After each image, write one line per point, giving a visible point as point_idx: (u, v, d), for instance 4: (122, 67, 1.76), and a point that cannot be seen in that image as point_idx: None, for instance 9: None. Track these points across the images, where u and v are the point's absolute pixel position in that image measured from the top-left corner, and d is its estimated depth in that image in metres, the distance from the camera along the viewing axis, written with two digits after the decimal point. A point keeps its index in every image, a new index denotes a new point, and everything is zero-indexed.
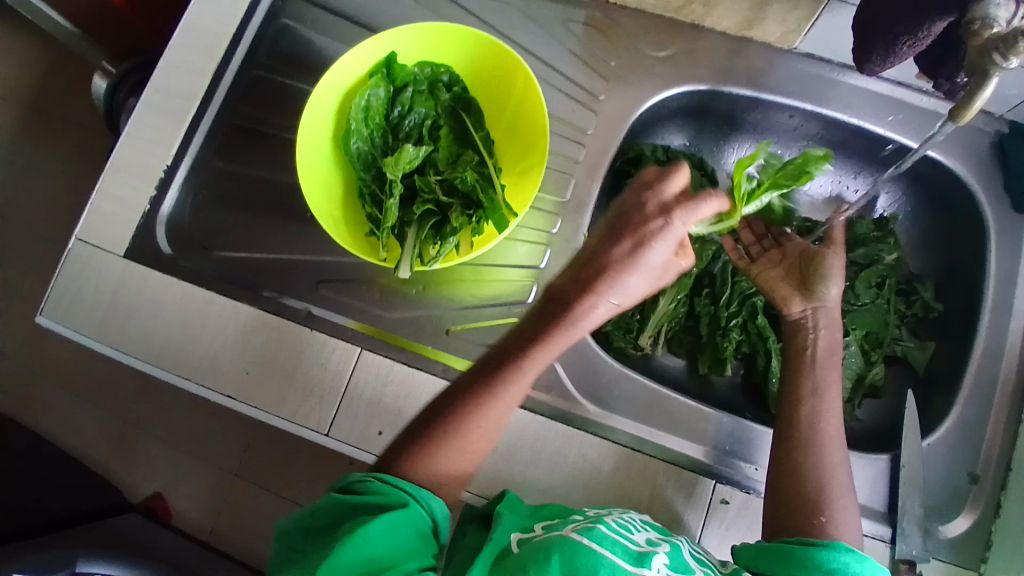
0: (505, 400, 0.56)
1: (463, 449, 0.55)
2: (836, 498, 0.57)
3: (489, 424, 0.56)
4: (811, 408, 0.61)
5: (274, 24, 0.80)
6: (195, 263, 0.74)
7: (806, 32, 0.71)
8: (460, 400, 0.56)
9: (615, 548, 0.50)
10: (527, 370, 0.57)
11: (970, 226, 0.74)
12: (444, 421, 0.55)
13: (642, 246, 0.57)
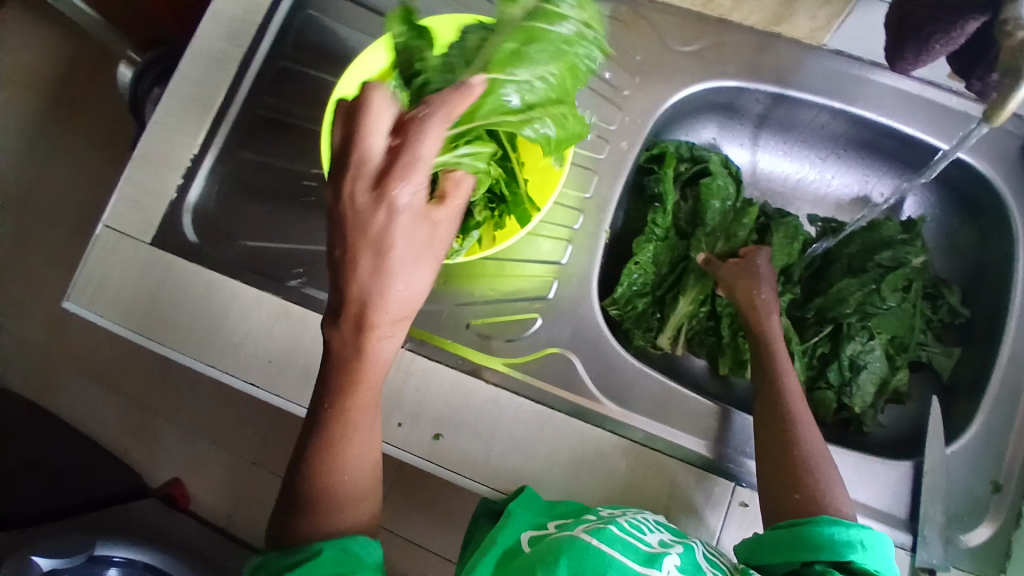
0: (349, 430, 0.54)
1: (351, 490, 0.55)
2: (817, 473, 0.56)
3: (357, 455, 0.55)
4: (769, 390, 0.62)
5: (301, 15, 0.81)
6: (220, 252, 0.75)
7: (836, 29, 0.71)
8: (313, 450, 0.54)
9: (626, 550, 0.50)
10: (361, 394, 0.54)
11: (998, 230, 0.72)
12: (310, 475, 0.54)
13: (384, 248, 0.50)
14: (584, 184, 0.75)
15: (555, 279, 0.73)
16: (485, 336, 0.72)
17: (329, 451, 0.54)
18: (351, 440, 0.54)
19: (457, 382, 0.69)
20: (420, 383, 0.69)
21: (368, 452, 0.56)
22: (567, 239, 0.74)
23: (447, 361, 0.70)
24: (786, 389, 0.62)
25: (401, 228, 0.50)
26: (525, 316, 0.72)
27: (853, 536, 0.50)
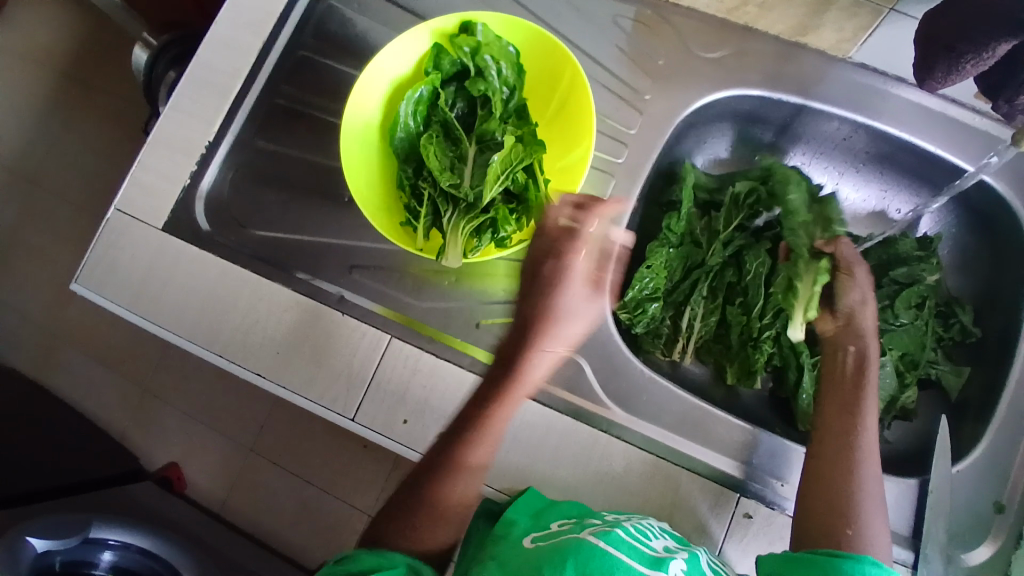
0: (476, 455, 0.59)
1: (440, 519, 0.58)
2: (865, 512, 0.58)
3: (459, 488, 0.58)
4: (845, 420, 0.63)
5: (322, 5, 0.81)
6: (231, 240, 0.75)
7: (862, 42, 0.70)
8: (423, 469, 0.60)
9: (632, 552, 0.50)
10: (489, 432, 0.60)
11: (1015, 251, 0.71)
12: (410, 493, 0.59)
13: (558, 286, 0.61)
14: (600, 187, 0.74)
15: None
16: (493, 337, 0.71)
17: (439, 475, 0.58)
18: (460, 470, 0.58)
19: (464, 381, 0.68)
20: (427, 380, 0.68)
21: (471, 491, 0.59)
22: None
23: (455, 360, 0.69)
24: (862, 423, 0.62)
25: (564, 273, 0.62)
26: None
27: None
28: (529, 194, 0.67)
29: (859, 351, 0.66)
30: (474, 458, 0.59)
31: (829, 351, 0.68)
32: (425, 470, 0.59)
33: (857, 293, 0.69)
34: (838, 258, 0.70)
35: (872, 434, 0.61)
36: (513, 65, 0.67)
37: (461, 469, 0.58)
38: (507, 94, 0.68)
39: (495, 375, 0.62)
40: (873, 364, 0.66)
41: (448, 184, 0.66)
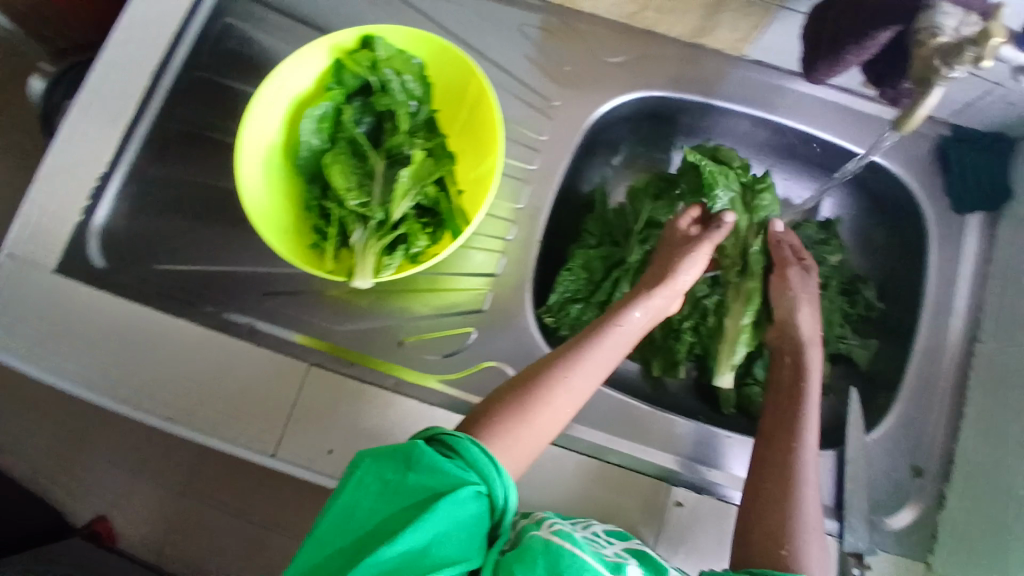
0: (569, 384, 0.59)
1: (536, 431, 0.57)
2: (802, 533, 0.56)
3: (561, 408, 0.58)
4: (783, 438, 0.62)
5: (217, 24, 0.78)
6: (132, 276, 0.71)
7: (754, 41, 0.72)
8: (532, 378, 0.59)
9: (593, 553, 0.50)
10: (590, 359, 0.61)
11: (909, 228, 0.76)
12: (517, 396, 0.58)
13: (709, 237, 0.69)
14: (516, 195, 0.75)
15: (489, 292, 0.73)
16: (417, 355, 0.71)
17: (549, 388, 0.58)
18: (571, 388, 0.59)
19: (388, 403, 0.67)
20: (353, 407, 0.66)
21: (556, 420, 0.58)
22: (500, 251, 0.74)
23: (378, 381, 0.69)
24: (801, 442, 0.61)
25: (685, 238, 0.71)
26: (459, 329, 0.72)
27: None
28: (443, 206, 0.65)
29: (795, 360, 0.67)
30: (582, 383, 0.59)
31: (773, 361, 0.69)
32: (530, 381, 0.59)
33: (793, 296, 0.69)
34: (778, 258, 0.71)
35: (808, 453, 0.60)
36: (418, 76, 0.66)
37: (569, 391, 0.59)
38: (414, 107, 0.67)
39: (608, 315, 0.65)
40: (813, 374, 0.66)
41: (354, 202, 0.63)
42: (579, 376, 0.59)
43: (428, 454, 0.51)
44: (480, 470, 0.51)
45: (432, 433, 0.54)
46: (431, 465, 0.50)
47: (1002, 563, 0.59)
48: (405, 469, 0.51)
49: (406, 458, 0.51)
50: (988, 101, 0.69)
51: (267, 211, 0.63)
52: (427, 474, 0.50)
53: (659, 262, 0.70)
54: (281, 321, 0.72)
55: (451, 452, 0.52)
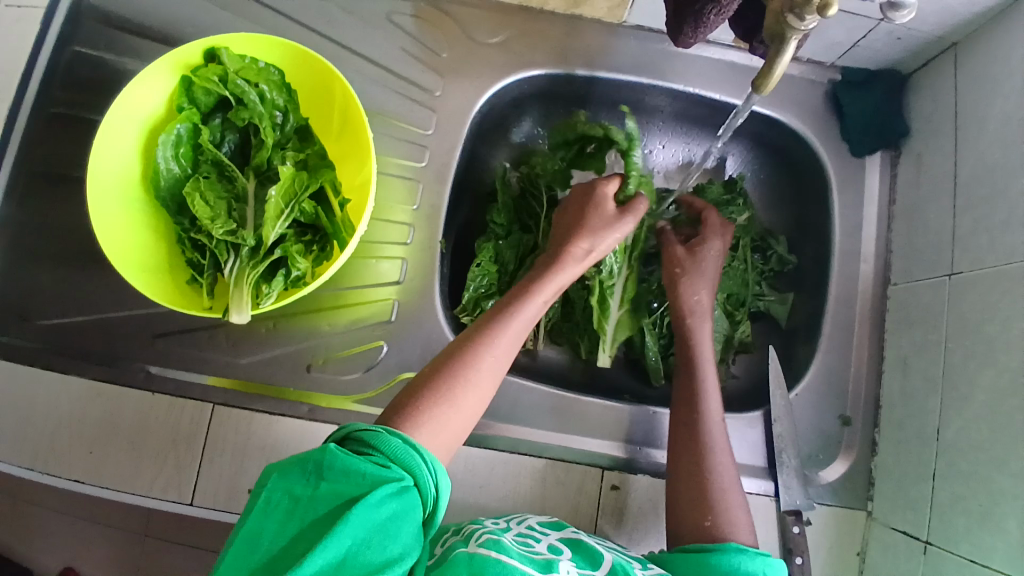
0: (494, 356, 0.53)
1: (464, 412, 0.50)
2: (723, 500, 0.55)
3: (485, 383, 0.52)
4: (689, 409, 0.60)
5: (66, 52, 0.72)
6: (15, 336, 0.67)
7: (631, 5, 0.70)
8: (453, 354, 0.52)
9: (521, 557, 0.47)
10: (512, 326, 0.55)
11: (812, 177, 0.75)
12: (434, 378, 0.51)
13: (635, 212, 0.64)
14: (409, 196, 0.71)
15: (397, 301, 0.69)
16: (329, 376, 0.68)
17: (469, 364, 0.52)
18: (493, 359, 0.53)
19: (306, 433, 0.65)
20: (264, 442, 0.65)
21: (482, 398, 0.52)
22: (402, 256, 0.70)
23: (291, 411, 0.66)
24: (705, 410, 0.60)
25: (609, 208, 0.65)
26: (368, 345, 0.68)
27: (758, 567, 0.50)
28: (324, 220, 0.63)
29: (683, 335, 0.65)
30: (505, 355, 0.54)
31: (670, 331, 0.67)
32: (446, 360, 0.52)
33: (695, 289, 0.65)
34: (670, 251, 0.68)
35: (715, 421, 0.59)
36: (277, 85, 0.64)
37: (492, 364, 0.53)
38: (279, 117, 0.65)
39: (526, 284, 0.59)
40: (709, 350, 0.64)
41: (221, 230, 0.61)
42: (498, 349, 0.54)
43: (339, 456, 0.43)
44: (403, 463, 0.44)
45: (345, 430, 0.45)
46: (344, 469, 0.42)
47: (932, 500, 0.61)
48: (315, 477, 0.43)
49: (316, 466, 0.43)
50: (871, 40, 0.68)
51: (128, 248, 0.62)
52: (341, 480, 0.42)
53: (571, 227, 0.64)
54: (180, 362, 0.67)
55: (367, 448, 0.44)
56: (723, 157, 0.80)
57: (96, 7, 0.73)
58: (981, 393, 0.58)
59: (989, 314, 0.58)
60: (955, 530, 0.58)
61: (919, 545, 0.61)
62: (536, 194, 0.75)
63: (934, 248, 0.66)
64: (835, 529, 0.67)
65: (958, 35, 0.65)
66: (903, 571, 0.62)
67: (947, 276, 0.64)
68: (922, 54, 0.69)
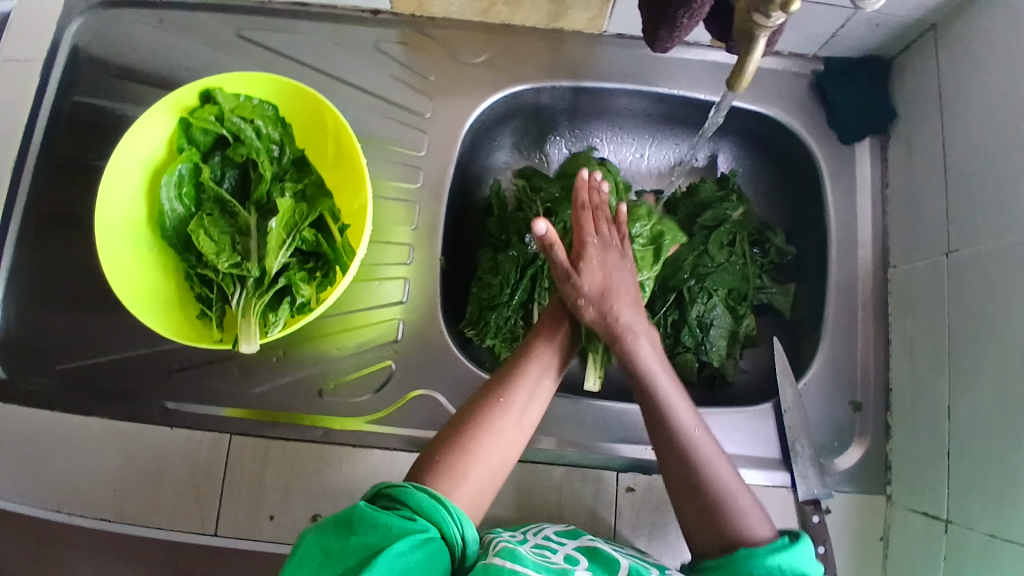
0: (516, 410, 0.54)
1: (487, 464, 0.51)
2: (733, 509, 0.52)
3: (508, 436, 0.53)
4: (667, 429, 0.55)
5: (67, 102, 0.75)
6: (35, 381, 0.69)
7: (610, 14, 0.71)
8: (472, 408, 0.54)
9: (536, 567, 0.47)
10: (530, 382, 0.56)
11: (804, 168, 0.76)
12: (458, 433, 0.52)
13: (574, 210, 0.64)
14: (407, 216, 0.73)
15: (402, 320, 0.71)
16: (341, 399, 0.68)
17: (488, 417, 0.53)
18: (512, 414, 0.54)
19: (323, 456, 0.66)
20: (282, 468, 0.66)
21: (506, 452, 0.53)
22: (405, 276, 0.72)
23: (306, 436, 0.67)
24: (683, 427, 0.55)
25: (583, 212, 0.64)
26: (377, 365, 0.69)
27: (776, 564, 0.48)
28: (325, 246, 0.65)
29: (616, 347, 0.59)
30: (525, 410, 0.55)
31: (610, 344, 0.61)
32: (468, 415, 0.54)
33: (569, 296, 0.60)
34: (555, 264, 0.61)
35: (697, 435, 0.54)
36: (272, 120, 0.67)
37: (514, 419, 0.54)
38: (275, 151, 0.67)
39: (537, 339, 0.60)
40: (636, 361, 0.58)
41: (226, 263, 0.63)
42: (517, 401, 0.55)
43: (368, 510, 0.45)
44: (429, 517, 0.45)
45: (376, 488, 0.47)
46: (372, 522, 0.44)
47: (949, 480, 0.61)
48: (346, 532, 0.44)
49: (347, 521, 0.45)
50: (850, 28, 0.69)
51: (138, 287, 0.63)
52: (369, 532, 0.43)
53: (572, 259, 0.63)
54: (195, 395, 0.69)
55: (395, 503, 0.46)
56: (713, 155, 0.81)
57: (94, 58, 0.76)
58: (988, 369, 0.58)
59: (990, 289, 0.58)
60: (974, 508, 0.57)
61: (940, 525, 0.61)
62: (529, 203, 0.76)
63: (931, 229, 0.66)
64: (855, 516, 0.66)
65: (936, 16, 0.65)
66: (926, 555, 0.61)
67: (945, 255, 0.64)
68: (902, 38, 0.70)
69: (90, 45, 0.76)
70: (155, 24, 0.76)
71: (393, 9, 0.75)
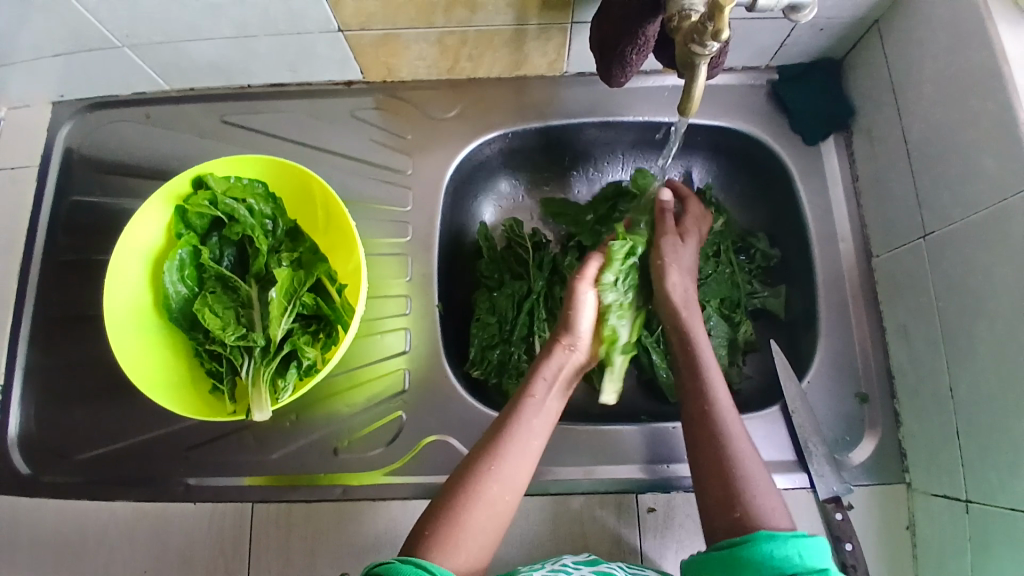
0: (503, 470, 0.54)
1: (480, 530, 0.51)
2: (749, 489, 0.53)
3: (502, 500, 0.53)
4: (697, 399, 0.59)
5: (66, 203, 0.79)
6: (58, 474, 0.71)
7: (568, 55, 0.75)
8: (461, 472, 0.54)
9: None
10: (516, 437, 0.56)
11: (773, 174, 0.79)
12: (448, 504, 0.52)
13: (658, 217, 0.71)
14: (401, 270, 0.76)
15: (407, 369, 0.72)
16: (357, 455, 0.70)
17: (478, 483, 0.53)
18: (503, 478, 0.54)
19: (344, 515, 0.68)
20: (306, 531, 0.67)
21: (496, 517, 0.53)
22: (405, 326, 0.74)
23: (325, 496, 0.68)
24: (712, 401, 0.58)
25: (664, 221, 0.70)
26: (388, 417, 0.71)
27: (791, 552, 0.46)
28: (326, 308, 0.68)
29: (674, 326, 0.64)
30: (513, 468, 0.54)
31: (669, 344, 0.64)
32: (456, 482, 0.53)
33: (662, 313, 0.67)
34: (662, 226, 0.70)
35: (724, 408, 0.57)
36: (262, 196, 0.70)
37: (502, 480, 0.54)
38: (269, 225, 0.70)
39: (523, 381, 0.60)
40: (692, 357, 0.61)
41: (232, 336, 0.65)
42: (505, 460, 0.54)
43: None
44: None
45: (365, 569, 0.47)
46: None
47: (962, 459, 0.61)
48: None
49: None
50: (796, 36, 0.72)
51: (150, 371, 0.66)
52: None
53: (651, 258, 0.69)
54: (214, 468, 0.70)
55: None
56: (687, 170, 0.84)
57: (88, 159, 0.80)
58: (980, 344, 0.59)
59: (968, 265, 0.60)
60: (990, 485, 0.57)
61: (961, 507, 0.61)
62: (519, 244, 0.79)
63: (905, 214, 0.68)
64: (878, 508, 0.66)
65: (876, 15, 0.68)
66: (954, 538, 0.61)
67: (922, 238, 0.65)
68: (848, 39, 0.73)
69: (82, 147, 0.80)
70: (143, 121, 0.80)
71: (365, 78, 0.79)
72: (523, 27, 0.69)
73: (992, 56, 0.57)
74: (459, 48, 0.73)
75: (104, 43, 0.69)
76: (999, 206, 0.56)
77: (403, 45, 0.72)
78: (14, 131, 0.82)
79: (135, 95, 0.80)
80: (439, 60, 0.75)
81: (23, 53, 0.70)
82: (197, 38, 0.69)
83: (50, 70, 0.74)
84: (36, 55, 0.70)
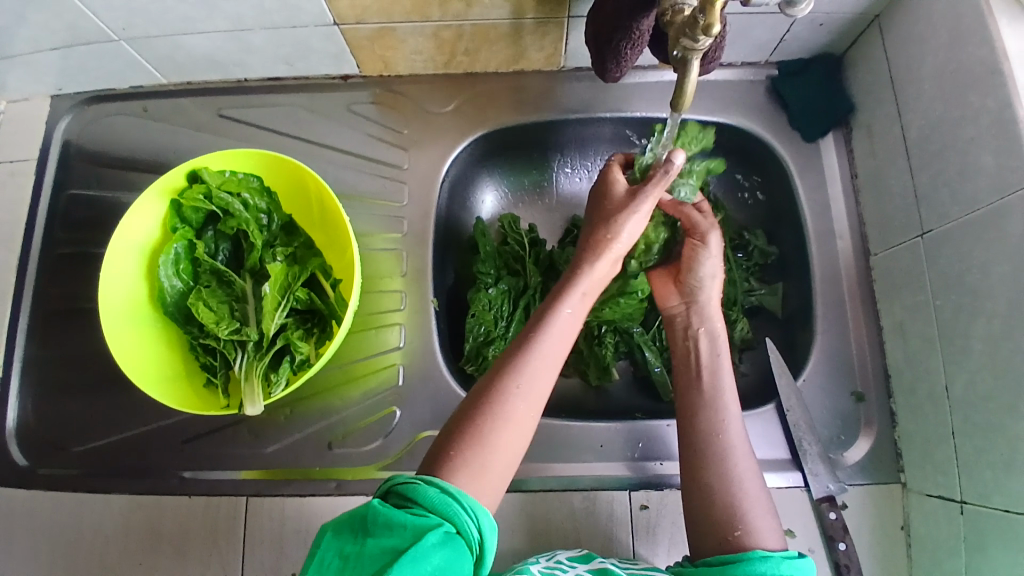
0: (529, 391, 0.53)
1: (501, 454, 0.51)
2: (747, 507, 0.53)
3: (524, 421, 0.52)
4: (711, 415, 0.58)
5: (63, 196, 0.80)
6: (54, 467, 0.72)
7: (565, 51, 0.74)
8: (487, 388, 0.53)
9: None
10: (542, 356, 0.55)
11: (772, 170, 0.78)
12: (471, 423, 0.51)
13: (699, 223, 0.65)
14: (396, 264, 0.76)
15: (401, 365, 0.72)
16: (350, 449, 0.70)
17: (505, 402, 0.52)
18: (528, 398, 0.53)
19: (337, 509, 0.68)
20: (300, 523, 0.67)
21: (515, 443, 0.52)
22: (398, 322, 0.74)
23: (320, 490, 0.68)
24: (726, 414, 0.58)
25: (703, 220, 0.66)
26: (377, 413, 0.71)
27: (783, 573, 0.48)
28: (320, 304, 0.68)
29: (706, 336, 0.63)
30: (539, 389, 0.54)
31: (683, 353, 0.64)
32: (480, 399, 0.53)
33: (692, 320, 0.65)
34: (692, 220, 0.66)
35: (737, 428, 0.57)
36: (257, 191, 0.69)
37: (527, 401, 0.53)
38: (264, 219, 0.70)
39: (547, 302, 0.59)
40: (720, 369, 0.61)
41: (227, 331, 0.65)
42: (533, 381, 0.54)
43: (382, 511, 0.44)
44: (442, 512, 0.45)
45: (388, 484, 0.47)
46: (387, 522, 0.43)
47: (957, 459, 0.60)
48: (361, 534, 0.44)
49: (363, 523, 0.44)
50: (796, 31, 0.71)
51: (145, 365, 0.66)
52: (385, 535, 0.43)
53: (692, 259, 0.66)
54: (211, 462, 0.71)
55: (409, 502, 0.45)
56: None
57: (86, 152, 0.80)
58: (976, 345, 0.58)
59: (966, 263, 0.59)
60: (986, 484, 0.57)
61: (956, 507, 0.60)
62: (516, 238, 0.79)
63: (903, 212, 0.67)
64: (873, 507, 0.66)
65: (877, 10, 0.67)
66: (948, 537, 0.61)
67: (921, 236, 0.65)
68: (848, 34, 0.72)
69: (80, 140, 0.81)
70: (140, 114, 0.80)
71: (362, 73, 0.79)
72: (520, 21, 0.69)
73: (993, 51, 0.56)
74: (456, 42, 0.73)
75: (101, 36, 0.69)
76: (998, 204, 0.56)
77: (399, 39, 0.71)
78: (11, 124, 0.82)
79: (131, 88, 0.80)
80: (435, 54, 0.75)
81: (19, 46, 0.70)
82: (192, 31, 0.68)
83: (49, 63, 0.74)
84: (33, 48, 0.70)
